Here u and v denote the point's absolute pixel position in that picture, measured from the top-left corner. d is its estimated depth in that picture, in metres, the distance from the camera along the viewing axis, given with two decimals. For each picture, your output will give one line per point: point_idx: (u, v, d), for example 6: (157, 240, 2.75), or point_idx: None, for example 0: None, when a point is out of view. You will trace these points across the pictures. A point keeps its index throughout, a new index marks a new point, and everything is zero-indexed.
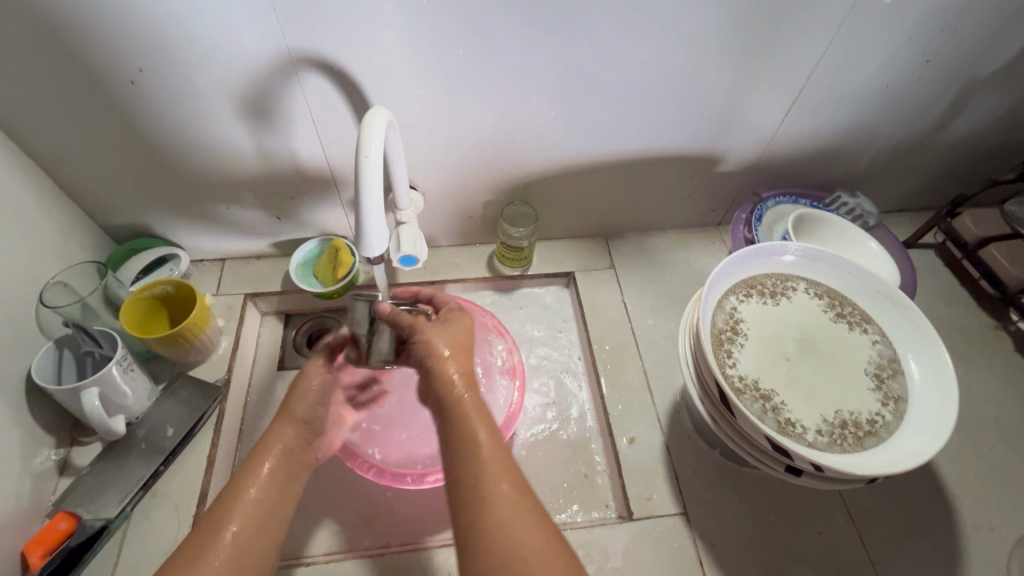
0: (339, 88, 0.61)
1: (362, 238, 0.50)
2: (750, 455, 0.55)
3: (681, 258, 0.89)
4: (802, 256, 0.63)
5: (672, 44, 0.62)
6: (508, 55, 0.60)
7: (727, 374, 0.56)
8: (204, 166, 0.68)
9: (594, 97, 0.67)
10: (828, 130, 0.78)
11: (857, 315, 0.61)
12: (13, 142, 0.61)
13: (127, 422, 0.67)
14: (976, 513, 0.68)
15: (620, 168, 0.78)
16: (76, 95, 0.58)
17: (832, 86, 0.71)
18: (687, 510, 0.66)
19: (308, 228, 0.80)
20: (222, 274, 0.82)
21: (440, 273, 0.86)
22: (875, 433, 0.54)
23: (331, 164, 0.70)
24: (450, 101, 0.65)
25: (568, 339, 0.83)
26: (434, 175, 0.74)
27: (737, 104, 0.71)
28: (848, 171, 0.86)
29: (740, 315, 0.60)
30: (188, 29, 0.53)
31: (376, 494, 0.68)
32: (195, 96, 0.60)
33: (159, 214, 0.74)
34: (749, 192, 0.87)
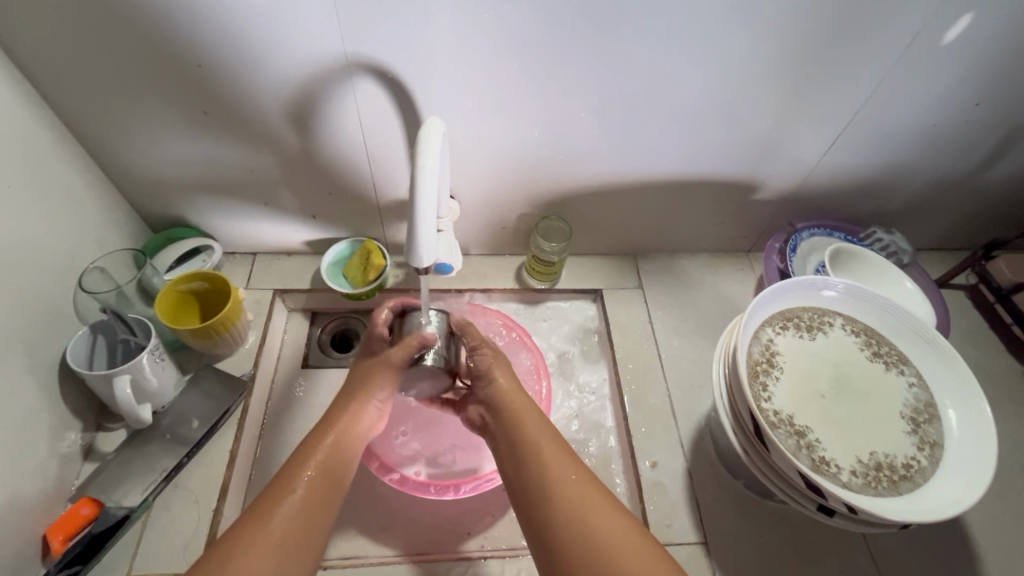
0: (388, 93, 0.61)
1: (412, 248, 0.50)
2: (781, 491, 0.54)
3: (709, 282, 0.89)
4: (841, 292, 0.63)
5: (723, 72, 0.62)
6: (561, 74, 0.61)
7: (763, 407, 0.55)
8: (249, 162, 0.69)
9: (640, 117, 0.67)
10: (868, 166, 0.77)
11: (894, 355, 0.61)
12: (66, 127, 0.62)
13: (153, 411, 0.67)
14: (1002, 564, 0.66)
15: (657, 188, 0.78)
16: (138, 85, 0.59)
17: (877, 123, 0.71)
18: (707, 540, 0.66)
19: (341, 228, 0.80)
20: (252, 268, 0.83)
21: (468, 281, 0.86)
22: (910, 478, 0.53)
23: (373, 168, 0.70)
24: (499, 115, 0.65)
25: (593, 357, 0.83)
26: (473, 184, 0.75)
27: (781, 135, 0.71)
28: (883, 207, 0.85)
29: (777, 348, 0.60)
30: (252, 30, 0.54)
31: (395, 501, 0.68)
32: (250, 93, 0.60)
33: (198, 207, 0.75)
34: (783, 221, 0.86)
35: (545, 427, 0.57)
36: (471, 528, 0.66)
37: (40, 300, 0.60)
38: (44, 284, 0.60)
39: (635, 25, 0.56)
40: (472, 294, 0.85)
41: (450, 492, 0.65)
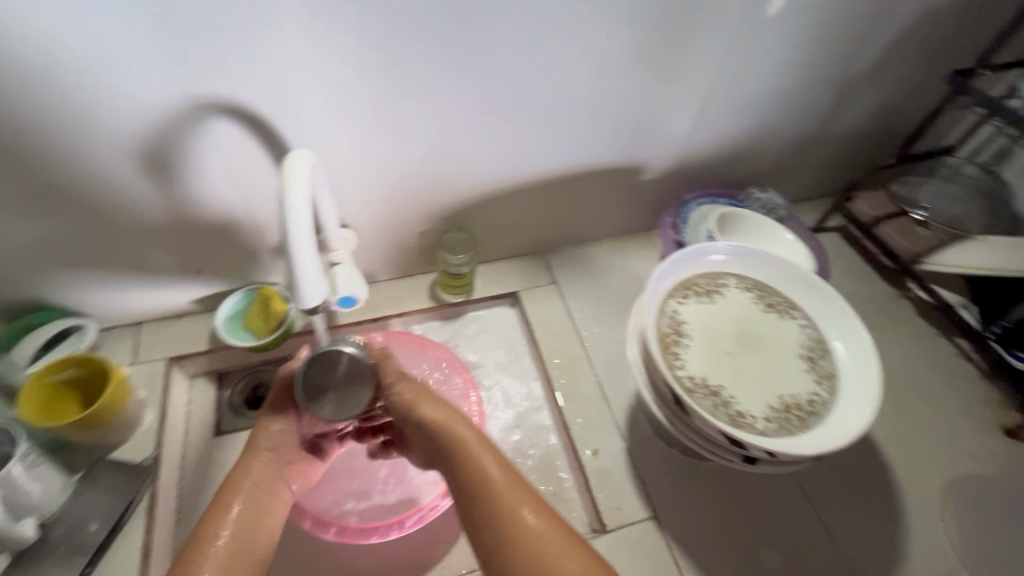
0: (250, 129, 0.57)
1: (297, 292, 0.48)
2: (709, 452, 0.57)
3: (618, 264, 0.92)
4: (730, 254, 0.67)
5: (586, 64, 0.64)
6: (431, 87, 0.60)
7: (678, 376, 0.58)
8: (108, 227, 0.62)
9: (518, 117, 0.68)
10: (736, 133, 0.83)
11: (784, 303, 0.66)
12: None
13: (38, 525, 0.59)
14: (908, 470, 0.74)
15: (551, 184, 0.80)
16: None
17: (734, 93, 0.76)
18: (656, 513, 0.68)
19: (232, 278, 0.75)
20: (138, 341, 0.75)
21: (381, 309, 0.83)
22: (815, 412, 0.58)
23: (253, 210, 0.66)
24: (377, 135, 0.63)
25: (521, 359, 0.83)
26: (365, 210, 0.72)
27: (653, 116, 0.75)
28: (757, 167, 0.92)
29: (682, 317, 0.63)
30: (75, 86, 0.49)
31: (340, 554, 0.64)
32: (89, 153, 0.54)
33: (56, 285, 0.67)
34: (673, 196, 0.91)
35: (488, 446, 0.54)
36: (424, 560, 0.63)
37: None
38: None
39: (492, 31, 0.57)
40: (388, 321, 0.83)
41: (394, 531, 0.63)
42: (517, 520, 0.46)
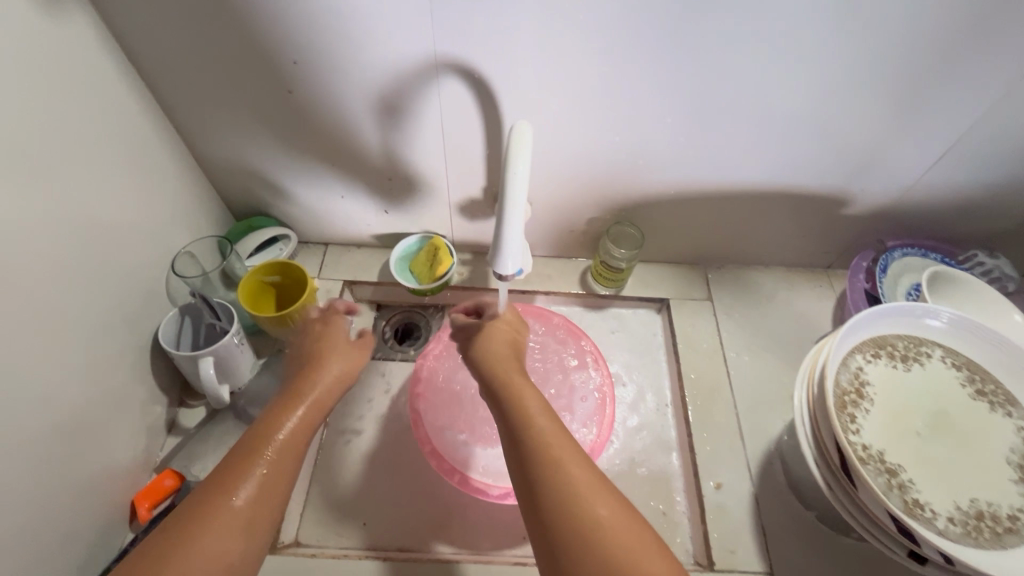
0: (469, 88, 0.60)
1: (498, 254, 0.51)
2: (864, 529, 0.50)
3: (783, 298, 0.84)
4: (942, 321, 0.58)
5: (817, 71, 0.57)
6: (660, 65, 0.56)
7: (850, 440, 0.52)
8: (322, 145, 0.68)
9: (727, 120, 0.62)
10: (972, 184, 0.71)
11: (1001, 395, 0.56)
12: (150, 92, 0.62)
13: (231, 391, 0.70)
14: None
15: (734, 199, 0.74)
16: (186, 29, 0.55)
17: (998, 138, 0.64)
18: (773, 570, 0.62)
19: (412, 222, 0.81)
20: (324, 258, 0.85)
21: (533, 282, 0.84)
22: (1016, 531, 0.48)
23: (449, 173, 0.71)
24: (580, 111, 0.62)
25: (658, 369, 0.80)
26: (546, 187, 0.73)
27: (883, 147, 0.65)
28: (990, 228, 0.78)
29: (866, 377, 0.56)
30: (353, 39, 0.55)
31: (453, 499, 0.68)
32: (339, 90, 0.61)
33: (275, 187, 0.76)
34: (871, 238, 0.80)
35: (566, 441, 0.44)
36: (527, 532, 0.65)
37: (127, 290, 0.62)
38: (132, 274, 0.62)
39: (950, 91, 0.59)
40: (535, 296, 0.84)
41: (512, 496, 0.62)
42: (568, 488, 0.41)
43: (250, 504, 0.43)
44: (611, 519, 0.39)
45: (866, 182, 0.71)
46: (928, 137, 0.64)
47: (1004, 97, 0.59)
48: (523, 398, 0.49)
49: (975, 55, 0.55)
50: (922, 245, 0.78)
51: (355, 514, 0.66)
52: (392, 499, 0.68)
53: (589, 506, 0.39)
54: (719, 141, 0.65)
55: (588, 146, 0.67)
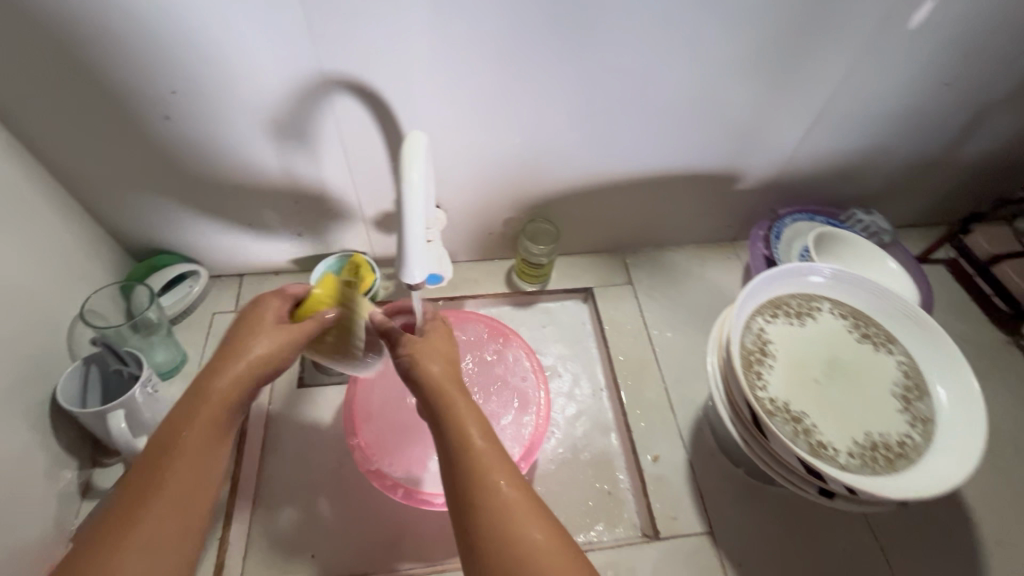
0: (363, 104, 0.60)
1: (403, 262, 0.50)
2: (780, 477, 0.55)
3: (696, 273, 0.89)
4: (828, 276, 0.64)
5: (687, 60, 0.61)
6: (545, 66, 0.59)
7: (758, 395, 0.56)
8: (217, 174, 0.66)
9: (616, 112, 0.66)
10: (840, 151, 0.79)
11: (883, 336, 0.62)
12: (16, 138, 0.58)
13: None
14: (998, 531, 0.68)
15: (638, 185, 0.78)
16: (46, 63, 0.52)
17: (853, 107, 0.72)
18: (713, 529, 0.66)
19: (328, 243, 0.79)
20: (240, 290, 0.82)
21: (459, 288, 0.85)
22: (905, 455, 0.54)
23: (358, 190, 0.70)
24: (476, 116, 0.64)
25: (590, 356, 0.83)
26: (458, 193, 0.74)
27: (760, 124, 0.71)
28: (863, 188, 0.87)
29: (768, 336, 0.61)
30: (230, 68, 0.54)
31: (402, 516, 0.67)
32: (226, 118, 0.59)
33: (175, 222, 0.72)
34: (765, 208, 0.87)
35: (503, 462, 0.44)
36: None
37: (16, 350, 0.57)
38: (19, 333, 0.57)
39: (806, 69, 0.65)
40: (464, 302, 0.85)
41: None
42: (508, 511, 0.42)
43: (174, 493, 0.44)
44: (522, 519, 0.41)
45: (751, 158, 0.77)
46: (796, 112, 0.71)
47: (851, 69, 0.66)
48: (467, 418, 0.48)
49: (821, 36, 0.61)
50: (809, 210, 0.86)
51: (302, 548, 0.64)
52: (339, 526, 0.66)
53: (507, 516, 0.42)
54: (614, 132, 0.69)
55: (491, 150, 0.68)
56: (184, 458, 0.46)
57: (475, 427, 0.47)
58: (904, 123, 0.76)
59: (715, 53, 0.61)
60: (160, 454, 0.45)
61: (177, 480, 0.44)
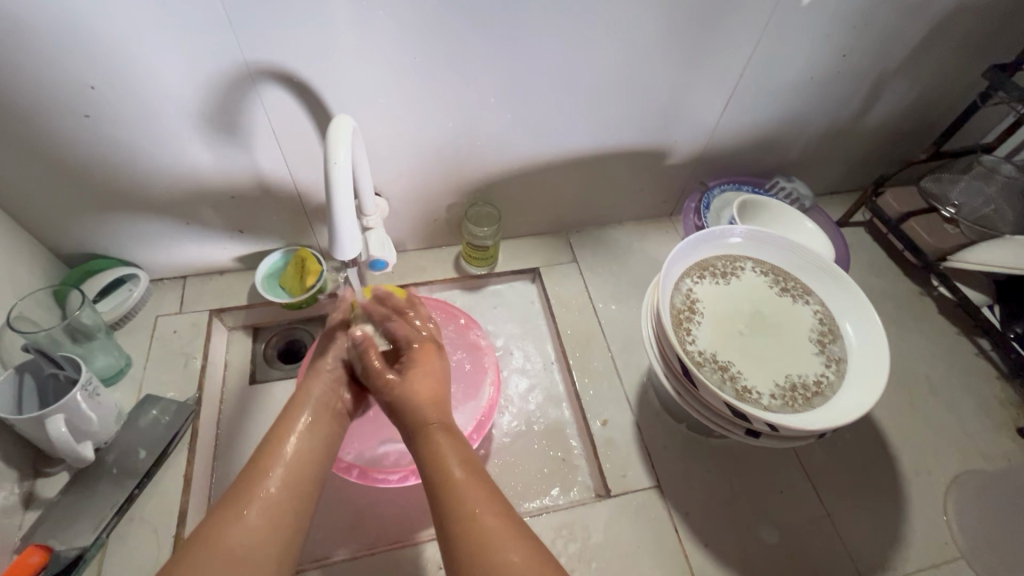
0: (294, 94, 0.61)
1: (336, 242, 0.51)
2: (712, 423, 0.59)
3: (637, 247, 0.94)
4: (748, 237, 0.69)
5: (606, 40, 0.65)
6: (471, 47, 0.61)
7: (688, 349, 0.60)
8: (150, 172, 0.65)
9: (543, 93, 0.69)
10: (758, 124, 0.84)
11: (799, 288, 0.67)
12: None
13: (96, 448, 0.65)
14: (916, 461, 0.74)
15: (574, 164, 0.82)
16: None
17: (763, 82, 0.77)
18: (660, 483, 0.70)
19: (272, 238, 0.79)
20: (184, 291, 0.81)
21: (409, 276, 0.86)
22: (821, 392, 0.59)
23: (297, 181, 0.71)
24: (408, 102, 0.65)
25: (540, 333, 0.86)
26: (398, 180, 0.76)
27: (680, 100, 0.76)
28: (783, 159, 0.93)
29: (697, 295, 0.65)
30: (150, 60, 0.54)
31: (361, 498, 0.68)
32: (152, 113, 0.59)
33: (108, 224, 0.71)
34: (696, 182, 0.92)
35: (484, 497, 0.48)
36: None
37: None
38: None
39: (717, 46, 0.70)
40: (414, 289, 0.86)
41: (412, 477, 0.65)
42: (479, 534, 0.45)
43: (268, 509, 0.50)
44: (507, 540, 0.44)
45: (677, 133, 0.81)
46: (713, 87, 0.75)
47: (758, 44, 0.71)
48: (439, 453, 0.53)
49: (726, 13, 0.66)
50: (736, 181, 0.91)
51: None
52: None
53: (489, 525, 0.46)
54: (544, 113, 0.72)
55: (427, 136, 0.70)
56: (286, 484, 0.53)
57: (458, 457, 0.52)
58: (813, 95, 0.82)
59: (630, 33, 0.65)
60: (274, 466, 0.54)
61: (276, 499, 0.51)
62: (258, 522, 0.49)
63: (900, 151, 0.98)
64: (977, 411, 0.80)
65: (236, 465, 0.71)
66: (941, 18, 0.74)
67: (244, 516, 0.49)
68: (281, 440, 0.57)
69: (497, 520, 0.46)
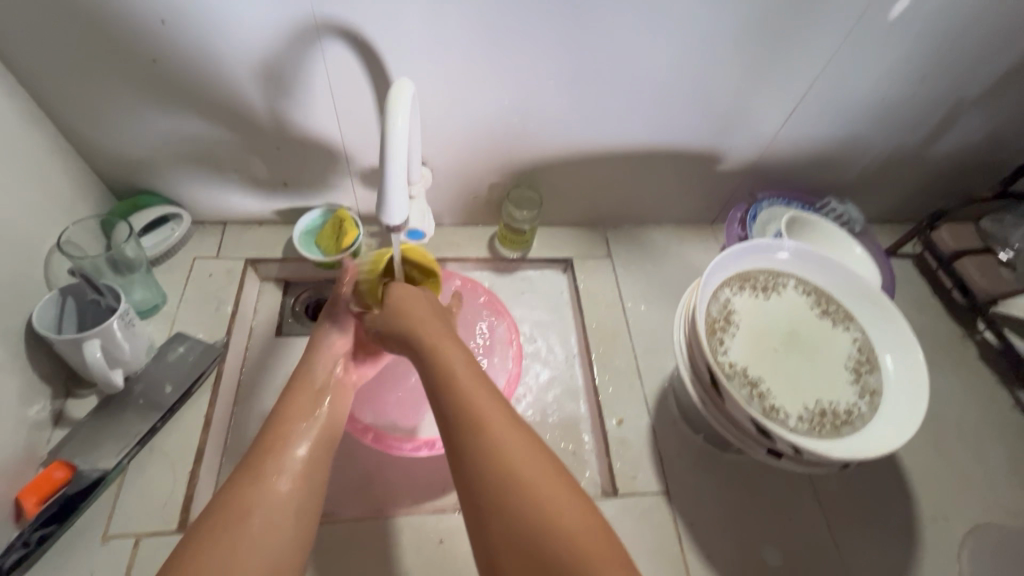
0: (356, 53, 0.60)
1: (385, 206, 0.51)
2: (734, 437, 0.58)
3: (674, 251, 0.92)
4: (794, 254, 0.66)
5: (681, 33, 0.63)
6: (539, 26, 0.60)
7: (719, 360, 0.59)
8: (206, 114, 0.66)
9: (603, 81, 0.67)
10: (819, 140, 0.81)
11: (841, 313, 0.65)
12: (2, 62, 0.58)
13: (125, 377, 0.67)
14: (935, 505, 0.72)
15: (623, 159, 0.80)
16: None
17: (832, 96, 0.74)
18: (669, 490, 0.69)
19: (313, 196, 0.80)
20: (223, 238, 0.82)
21: (442, 251, 0.86)
22: (851, 422, 0.57)
23: (346, 142, 0.71)
24: (468, 75, 0.64)
25: (565, 324, 0.85)
26: (445, 153, 0.75)
27: (743, 105, 0.73)
28: (838, 179, 0.90)
29: (733, 307, 0.63)
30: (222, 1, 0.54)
31: (371, 461, 0.69)
32: (217, 56, 0.60)
33: (160, 162, 0.72)
34: (745, 192, 0.89)
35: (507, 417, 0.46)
36: (445, 483, 0.68)
37: None
38: None
39: (791, 53, 0.67)
40: (445, 264, 0.86)
41: (424, 448, 0.65)
42: (512, 457, 0.43)
43: (299, 474, 0.50)
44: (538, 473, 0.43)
45: (733, 139, 0.79)
46: (779, 95, 0.73)
47: (835, 54, 0.68)
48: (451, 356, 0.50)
49: (807, 19, 0.63)
50: (786, 196, 0.88)
51: None
52: None
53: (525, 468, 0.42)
54: (601, 103, 0.70)
55: (480, 112, 0.70)
56: (316, 448, 0.53)
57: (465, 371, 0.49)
58: (881, 117, 0.78)
59: (702, 29, 0.62)
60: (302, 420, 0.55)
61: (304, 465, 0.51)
62: (291, 489, 0.48)
63: (963, 186, 0.93)
64: (1006, 464, 0.77)
65: (253, 411, 0.72)
66: None
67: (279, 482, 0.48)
68: (309, 408, 0.56)
69: (505, 436, 0.44)
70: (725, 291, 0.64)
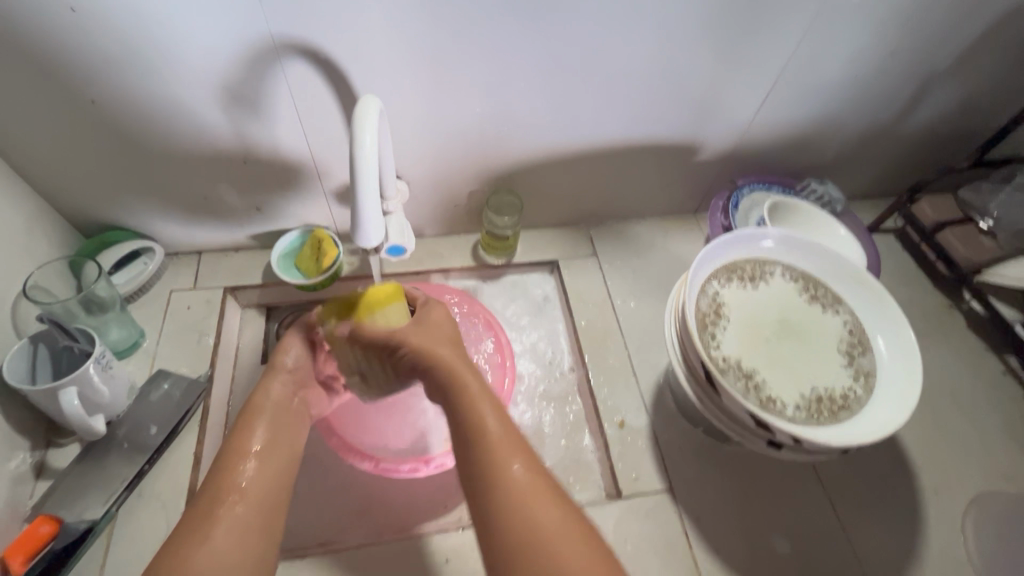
0: (319, 71, 0.59)
1: (358, 227, 0.50)
2: (733, 431, 0.57)
3: (659, 244, 0.91)
4: (779, 241, 0.66)
5: (651, 26, 0.62)
6: (506, 29, 0.59)
7: (712, 355, 0.58)
8: (165, 143, 0.64)
9: (576, 80, 0.66)
10: (795, 122, 0.81)
11: (830, 297, 0.65)
12: None
13: (107, 421, 0.65)
14: (936, 479, 0.73)
15: (600, 157, 0.79)
16: None
17: (805, 79, 0.74)
18: (672, 486, 0.68)
19: (287, 218, 0.78)
20: (199, 268, 0.80)
21: (425, 263, 0.85)
22: (848, 407, 0.57)
23: (316, 161, 0.69)
24: (437, 84, 0.63)
25: (555, 328, 0.84)
26: (420, 165, 0.74)
27: (717, 94, 0.73)
28: (816, 160, 0.90)
29: (722, 299, 0.63)
30: (173, 27, 0.52)
31: (369, 485, 0.68)
32: (170, 83, 0.57)
33: (124, 196, 0.70)
34: (725, 179, 0.89)
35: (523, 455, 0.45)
36: (443, 504, 0.66)
37: None
38: None
39: (761, 39, 0.66)
40: (430, 276, 0.85)
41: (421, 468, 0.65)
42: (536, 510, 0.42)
43: (243, 526, 0.47)
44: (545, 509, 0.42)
45: (709, 129, 0.79)
46: (752, 82, 0.72)
47: (804, 37, 0.68)
48: (474, 405, 0.48)
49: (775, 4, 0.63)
50: (766, 180, 0.88)
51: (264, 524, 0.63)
52: (304, 495, 0.66)
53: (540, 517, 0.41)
54: (574, 102, 0.69)
55: (453, 121, 0.68)
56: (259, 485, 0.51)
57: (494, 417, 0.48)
58: (854, 95, 0.78)
59: (670, 21, 0.62)
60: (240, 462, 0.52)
61: (250, 514, 0.48)
62: (231, 542, 0.45)
63: (939, 157, 0.94)
64: (1003, 431, 0.78)
65: None
66: (999, 16, 0.70)
67: (211, 535, 0.45)
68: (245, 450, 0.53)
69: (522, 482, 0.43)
70: (714, 283, 0.63)
